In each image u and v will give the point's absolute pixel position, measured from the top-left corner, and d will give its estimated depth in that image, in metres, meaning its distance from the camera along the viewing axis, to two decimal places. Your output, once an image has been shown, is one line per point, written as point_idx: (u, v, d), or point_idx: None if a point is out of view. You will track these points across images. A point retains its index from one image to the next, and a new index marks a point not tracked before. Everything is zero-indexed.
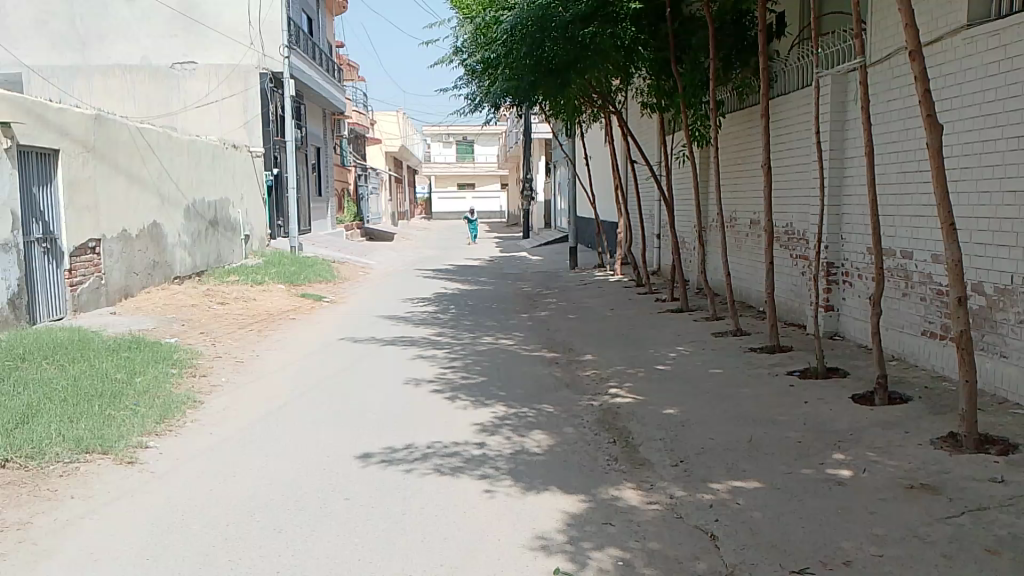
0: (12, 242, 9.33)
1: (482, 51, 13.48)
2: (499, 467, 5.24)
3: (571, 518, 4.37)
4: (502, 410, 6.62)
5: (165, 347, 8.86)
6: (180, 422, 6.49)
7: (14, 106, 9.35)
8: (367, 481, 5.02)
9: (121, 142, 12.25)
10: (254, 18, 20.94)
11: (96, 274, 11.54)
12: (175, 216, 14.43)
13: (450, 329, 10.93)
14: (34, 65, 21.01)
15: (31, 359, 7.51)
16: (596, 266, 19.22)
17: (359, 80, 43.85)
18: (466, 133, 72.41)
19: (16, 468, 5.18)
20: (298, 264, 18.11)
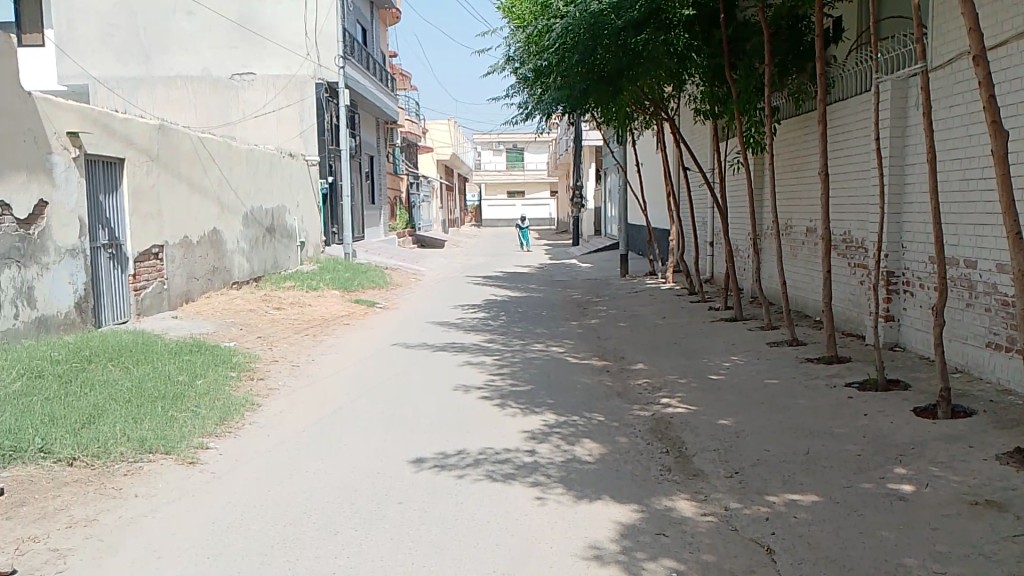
0: (79, 248, 9.67)
1: (534, 60, 13.50)
2: (551, 474, 5.24)
3: (625, 528, 4.33)
4: (552, 418, 6.61)
5: (223, 351, 9.07)
6: (240, 423, 6.65)
7: (81, 117, 9.70)
8: (419, 486, 5.06)
9: (182, 151, 12.58)
10: (310, 30, 21.45)
11: (159, 278, 11.92)
12: (235, 222, 14.80)
13: (501, 336, 10.97)
14: (100, 76, 21.58)
15: (97, 360, 7.77)
16: (648, 273, 19.08)
17: (411, 89, 44.41)
18: (516, 140, 72.59)
19: (82, 466, 5.36)
20: (352, 270, 18.39)
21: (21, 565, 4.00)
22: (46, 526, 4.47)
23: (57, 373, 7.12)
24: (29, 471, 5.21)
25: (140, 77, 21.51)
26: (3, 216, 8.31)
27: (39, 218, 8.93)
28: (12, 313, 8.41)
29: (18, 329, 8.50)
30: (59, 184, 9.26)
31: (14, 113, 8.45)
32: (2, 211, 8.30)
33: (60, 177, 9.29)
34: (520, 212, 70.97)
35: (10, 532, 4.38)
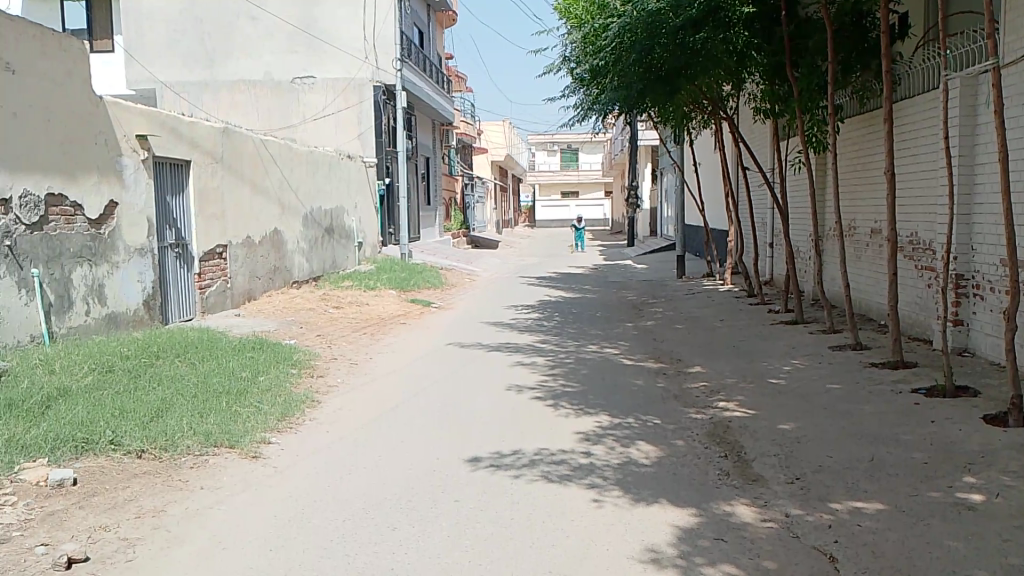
0: (148, 247, 10.00)
1: (590, 60, 13.43)
2: (607, 476, 5.21)
3: (683, 532, 4.28)
4: (607, 420, 6.56)
5: (284, 348, 9.27)
6: (300, 419, 6.78)
7: (151, 121, 10.02)
8: (475, 484, 5.10)
9: (246, 153, 12.89)
10: (369, 34, 21.83)
11: (223, 277, 12.22)
12: (295, 223, 15.10)
13: (555, 336, 10.95)
14: (166, 81, 22.18)
15: (164, 356, 8.02)
16: (705, 274, 18.83)
17: (466, 91, 44.66)
18: (571, 141, 72.38)
19: (151, 459, 5.54)
20: (408, 270, 18.59)
21: (94, 552, 4.16)
22: (117, 515, 4.63)
23: (127, 367, 7.36)
24: (101, 462, 5.41)
25: (205, 82, 22.03)
26: (76, 216, 8.62)
27: (110, 218, 9.24)
28: (84, 310, 8.73)
29: (89, 325, 8.82)
30: (129, 186, 9.58)
31: (87, 116, 8.78)
32: (75, 212, 8.62)
33: (130, 179, 9.60)
34: (574, 213, 70.82)
35: (84, 520, 4.55)
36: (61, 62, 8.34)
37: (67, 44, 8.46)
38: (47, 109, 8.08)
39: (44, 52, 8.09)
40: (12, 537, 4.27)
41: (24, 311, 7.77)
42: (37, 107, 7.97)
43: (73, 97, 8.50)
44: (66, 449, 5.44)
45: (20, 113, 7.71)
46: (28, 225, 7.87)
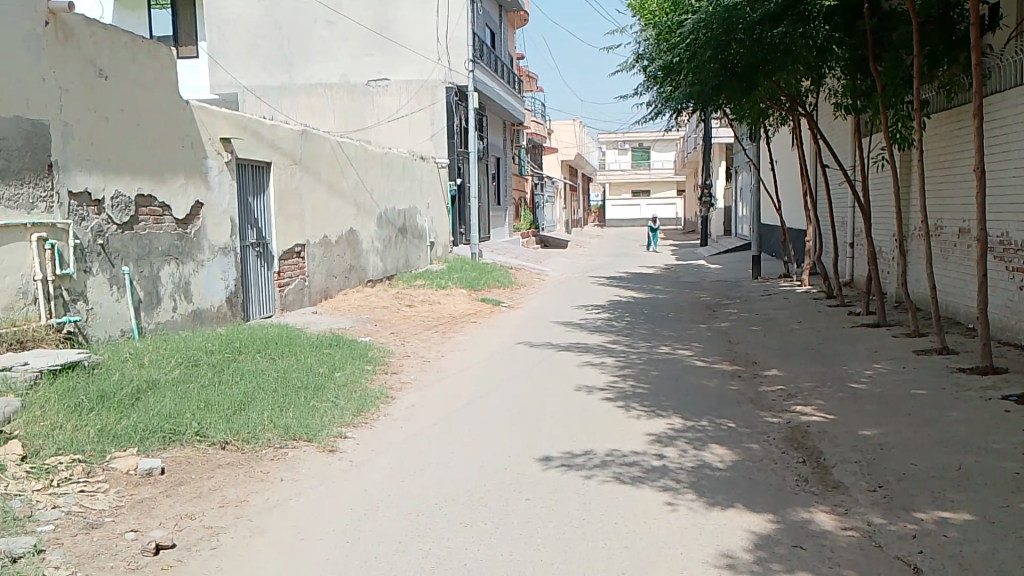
0: (230, 246, 10.34)
1: (664, 57, 13.27)
2: (681, 479, 5.15)
3: (760, 538, 4.20)
4: (680, 422, 6.48)
5: (360, 345, 9.47)
6: (375, 415, 6.91)
7: (233, 124, 10.35)
8: (547, 483, 5.10)
9: (324, 154, 13.21)
10: (442, 36, 22.08)
11: (301, 276, 12.55)
12: (369, 223, 15.37)
13: (626, 337, 10.86)
14: (248, 85, 22.83)
15: (246, 351, 8.28)
16: (781, 275, 18.39)
17: (537, 91, 44.70)
18: (642, 139, 71.62)
19: (234, 450, 5.74)
20: (479, 270, 18.74)
21: (180, 540, 4.33)
22: (201, 504, 4.81)
23: (211, 362, 7.63)
24: (187, 452, 5.63)
25: (284, 86, 22.62)
26: (163, 216, 8.97)
27: (196, 218, 9.59)
28: (171, 306, 9.09)
29: (176, 321, 9.18)
30: (213, 187, 9.93)
31: (174, 120, 9.13)
32: (163, 212, 8.97)
33: (214, 180, 9.95)
34: (645, 212, 70.12)
35: (170, 508, 4.74)
36: (149, 68, 8.70)
37: (156, 51, 8.82)
38: (136, 113, 8.44)
39: (134, 58, 8.45)
40: (104, 522, 4.48)
41: (115, 307, 8.13)
42: (127, 110, 8.32)
43: (160, 101, 8.86)
44: (154, 439, 5.68)
45: (113, 117, 8.09)
46: (119, 224, 8.23)
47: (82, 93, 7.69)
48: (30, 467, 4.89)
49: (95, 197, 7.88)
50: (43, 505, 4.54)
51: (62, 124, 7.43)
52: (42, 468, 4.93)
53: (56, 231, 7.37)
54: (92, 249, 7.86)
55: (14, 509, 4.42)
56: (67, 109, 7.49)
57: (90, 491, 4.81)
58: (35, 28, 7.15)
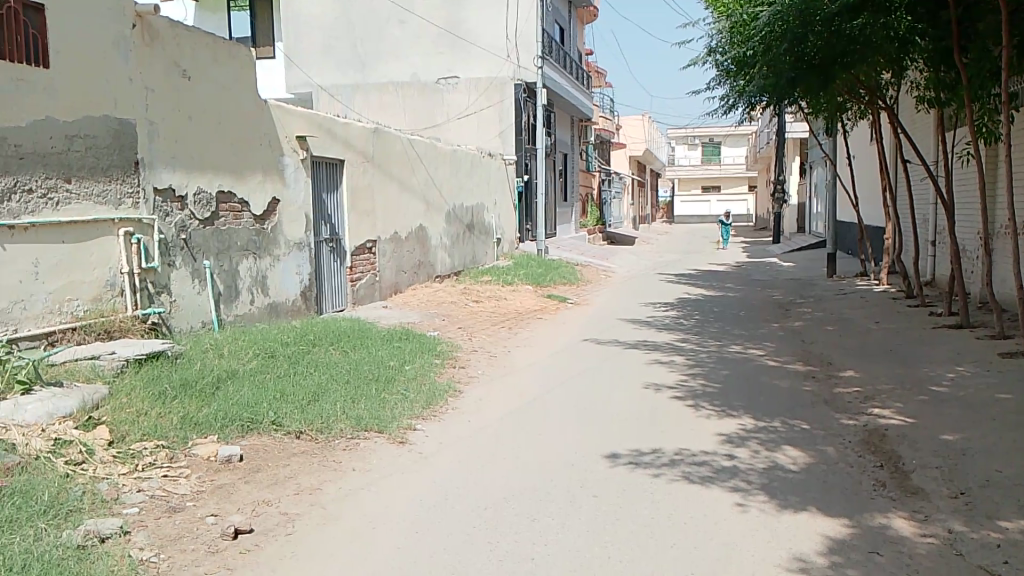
0: (305, 241, 10.61)
1: (737, 50, 13.06)
2: (752, 480, 5.06)
3: (834, 543, 4.11)
4: (750, 423, 6.37)
5: (429, 339, 9.60)
6: (444, 408, 7.00)
7: (308, 122, 10.59)
8: (615, 481, 5.09)
9: (395, 152, 13.42)
10: (511, 33, 22.25)
11: (372, 271, 12.78)
12: (438, 219, 15.54)
13: (695, 335, 10.73)
14: (322, 84, 23.26)
15: (320, 343, 8.49)
16: (857, 273, 17.86)
17: (606, 86, 44.41)
18: (713, 134, 70.38)
19: (308, 439, 5.90)
20: (545, 266, 18.75)
21: (258, 525, 4.48)
22: (277, 491, 4.97)
23: (286, 353, 7.85)
24: (264, 440, 5.82)
25: (356, 84, 22.99)
26: (242, 212, 9.27)
27: (272, 214, 9.87)
28: (249, 299, 9.40)
29: (253, 313, 9.48)
30: (290, 183, 10.20)
31: (253, 119, 9.42)
32: (242, 208, 9.27)
33: (291, 176, 10.22)
34: (715, 209, 69.04)
35: (248, 494, 4.90)
36: (230, 68, 8.98)
37: (237, 52, 9.10)
38: (217, 112, 8.73)
39: (216, 60, 8.75)
40: (186, 506, 4.66)
41: (196, 299, 8.43)
42: (209, 109, 8.61)
43: (240, 101, 9.15)
44: (233, 428, 5.88)
45: (195, 116, 8.38)
46: (201, 220, 8.53)
47: (167, 94, 7.99)
48: (116, 451, 5.13)
49: (178, 193, 8.19)
50: (129, 488, 4.75)
51: (148, 123, 7.74)
52: (128, 452, 5.16)
53: (142, 225, 7.68)
54: (176, 243, 8.17)
55: (101, 492, 4.64)
56: (152, 109, 7.80)
57: (172, 476, 5.01)
58: (124, 31, 7.47)
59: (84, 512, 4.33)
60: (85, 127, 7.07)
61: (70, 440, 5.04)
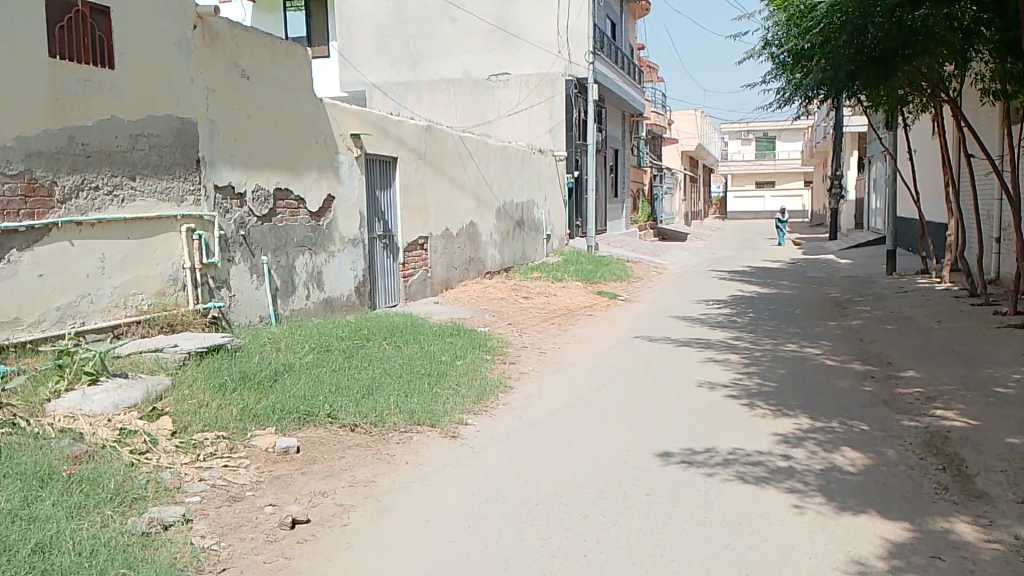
0: (359, 238, 10.77)
1: (794, 42, 12.81)
2: (808, 481, 4.98)
3: (894, 546, 4.02)
4: (807, 423, 6.27)
5: (480, 335, 9.65)
6: (495, 403, 7.05)
7: (362, 120, 10.74)
8: (668, 479, 5.06)
9: (447, 148, 13.50)
10: (562, 28, 22.23)
11: (423, 267, 12.91)
12: (489, 216, 15.62)
13: (749, 333, 10.58)
14: (375, 82, 23.52)
15: (373, 338, 8.61)
16: (918, 271, 17.37)
17: (659, 81, 43.97)
18: (767, 128, 69.16)
19: (362, 432, 6.00)
20: (595, 262, 18.68)
21: (314, 515, 4.58)
22: (333, 483, 5.06)
23: (341, 348, 7.99)
24: (320, 432, 5.94)
25: (408, 82, 23.18)
26: (299, 209, 9.45)
27: (328, 211, 10.04)
28: (305, 294, 9.58)
29: (309, 308, 9.67)
30: (344, 180, 10.35)
31: (309, 118, 9.59)
32: (298, 205, 9.45)
33: (345, 174, 10.38)
34: (769, 204, 67.88)
35: (305, 485, 5.01)
36: (287, 68, 9.15)
37: (293, 51, 9.26)
38: (274, 110, 8.91)
39: (274, 59, 8.92)
40: (246, 496, 4.78)
41: (255, 293, 8.63)
42: (267, 108, 8.80)
43: (296, 100, 9.32)
44: (290, 419, 6.01)
45: (253, 114, 8.57)
46: (259, 216, 8.72)
47: (227, 93, 8.19)
48: (179, 441, 5.29)
49: (238, 190, 8.38)
50: (191, 478, 4.89)
51: (209, 123, 7.94)
52: (190, 443, 5.32)
53: (203, 222, 7.90)
54: (235, 239, 8.36)
55: (165, 480, 4.78)
56: (213, 109, 8.01)
57: (233, 466, 5.15)
58: (186, 31, 7.66)
59: (148, 500, 4.47)
60: (148, 126, 7.29)
61: (135, 431, 5.23)
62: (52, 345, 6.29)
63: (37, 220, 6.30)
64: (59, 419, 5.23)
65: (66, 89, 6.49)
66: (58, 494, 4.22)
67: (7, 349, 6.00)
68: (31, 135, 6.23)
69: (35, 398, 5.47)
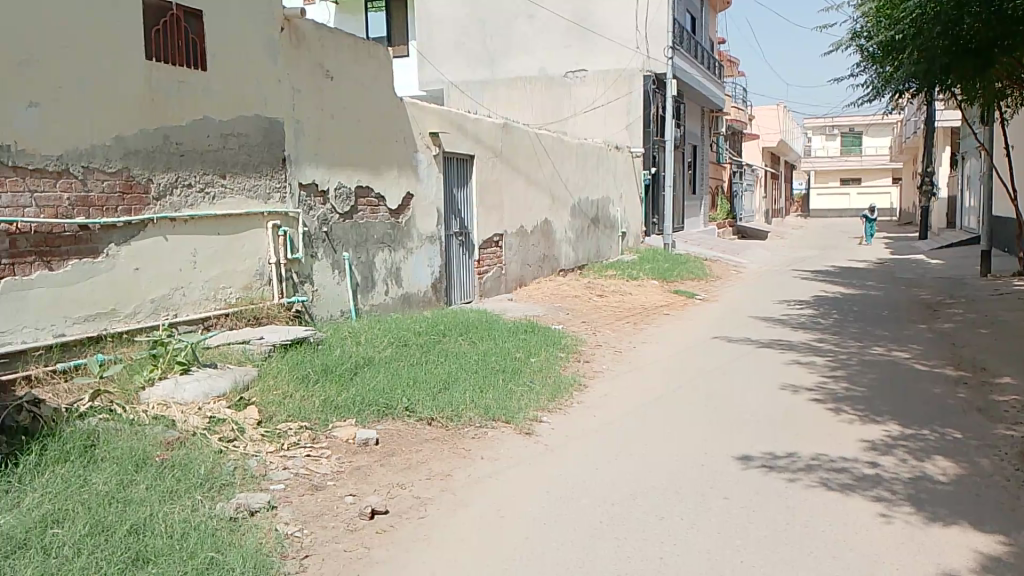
0: (436, 235, 10.91)
1: (884, 33, 12.32)
2: (896, 490, 4.81)
3: (990, 560, 3.85)
4: (896, 430, 6.04)
5: (555, 333, 9.66)
6: (569, 401, 7.04)
7: (440, 118, 10.86)
8: (748, 483, 4.97)
9: (523, 146, 13.54)
10: (641, 23, 21.88)
11: (498, 264, 13.00)
12: (564, 213, 15.62)
13: (833, 335, 10.26)
14: (453, 81, 23.80)
15: (450, 334, 8.71)
16: (1015, 272, 16.51)
17: (739, 75, 43.01)
18: (853, 123, 66.89)
19: (439, 426, 6.09)
20: (672, 261, 18.41)
21: (393, 506, 4.67)
22: (411, 475, 5.15)
23: (419, 342, 8.10)
24: (399, 425, 6.05)
25: (486, 81, 23.33)
26: (379, 206, 9.64)
27: (406, 208, 10.20)
28: (384, 290, 9.77)
29: (387, 303, 9.86)
30: (423, 178, 10.50)
31: (389, 117, 9.76)
32: (379, 203, 9.64)
33: (424, 173, 10.53)
34: (855, 202, 65.62)
35: (384, 477, 5.12)
36: (368, 67, 9.32)
37: (374, 51, 9.42)
38: (356, 109, 9.10)
39: (356, 60, 9.10)
40: (327, 484, 4.92)
41: (336, 288, 8.86)
42: (349, 107, 9.00)
43: (377, 99, 9.50)
44: (370, 412, 6.15)
45: (336, 113, 8.78)
46: (341, 213, 8.93)
47: (312, 94, 8.41)
48: (265, 431, 5.48)
49: (321, 188, 8.61)
50: (276, 466, 5.06)
51: (295, 122, 8.18)
52: (275, 432, 5.50)
53: (288, 218, 8.14)
54: (318, 236, 8.58)
55: (251, 467, 4.96)
56: (299, 109, 8.24)
57: (315, 456, 5.30)
58: (273, 34, 7.91)
59: (236, 486, 4.65)
60: (238, 126, 7.56)
61: (224, 419, 5.45)
62: (146, 336, 6.60)
63: (135, 215, 6.59)
64: (153, 406, 5.50)
65: (160, 90, 6.79)
66: (152, 479, 4.43)
67: (105, 339, 6.33)
68: (128, 135, 6.53)
69: (131, 386, 5.77)
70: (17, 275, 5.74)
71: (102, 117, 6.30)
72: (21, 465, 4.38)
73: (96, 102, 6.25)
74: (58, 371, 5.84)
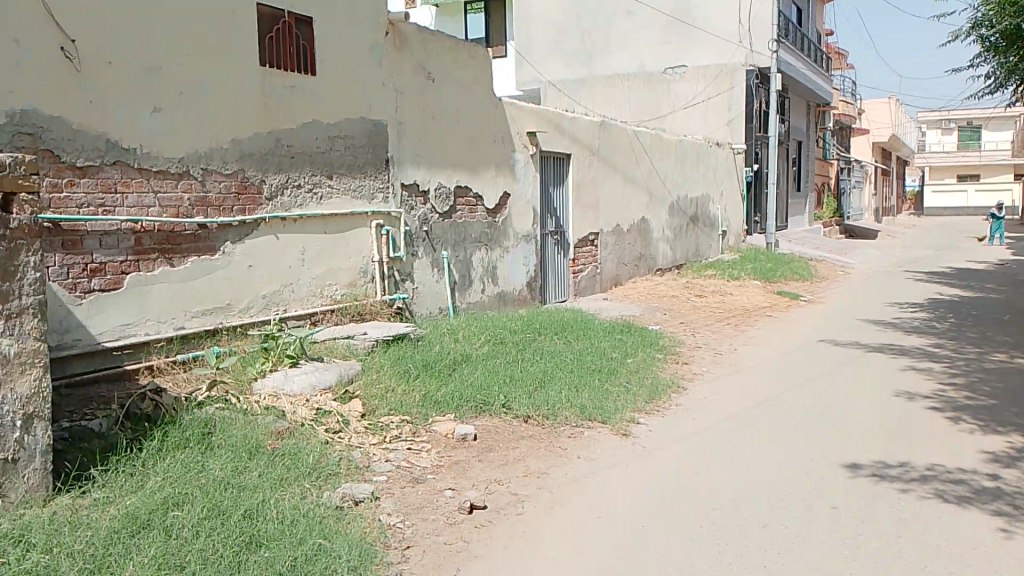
0: (532, 233, 10.96)
1: (1009, 21, 11.60)
2: (1019, 505, 4.53)
3: None
4: (1020, 441, 5.69)
5: (651, 333, 9.54)
6: (667, 403, 6.95)
7: (537, 118, 10.91)
8: (857, 492, 4.79)
9: (620, 143, 13.43)
10: (744, 17, 21.21)
11: (594, 263, 12.96)
12: (662, 211, 15.40)
13: (950, 340, 9.73)
14: (550, 79, 23.98)
15: (545, 332, 8.74)
16: None
17: (847, 68, 41.32)
18: (972, 116, 63.14)
19: (535, 424, 6.13)
20: (774, 260, 17.86)
21: (491, 502, 4.74)
22: (508, 471, 5.21)
23: (515, 340, 8.17)
24: (495, 422, 6.13)
25: (584, 78, 23.35)
26: (477, 206, 9.77)
27: (503, 208, 10.30)
28: (480, 288, 9.89)
29: (484, 301, 9.98)
30: (519, 178, 10.58)
31: (488, 117, 9.88)
32: (476, 202, 9.77)
33: (521, 172, 10.60)
34: (973, 199, 61.98)
35: (481, 472, 5.18)
36: (469, 68, 9.46)
37: (474, 51, 9.56)
38: (456, 110, 9.25)
39: (457, 61, 9.25)
40: (427, 478, 5.02)
41: (435, 286, 9.04)
42: (450, 108, 9.16)
43: (477, 100, 9.63)
44: (468, 408, 6.24)
45: (437, 115, 8.95)
46: (440, 213, 9.10)
47: (414, 96, 8.61)
48: (368, 423, 5.66)
49: (422, 188, 8.80)
50: (378, 458, 5.20)
51: (397, 124, 8.39)
52: (377, 425, 5.67)
53: (390, 218, 8.37)
54: (418, 235, 8.78)
55: (356, 459, 5.12)
56: (402, 112, 8.46)
57: (415, 449, 5.42)
58: (378, 38, 8.13)
59: (341, 476, 4.81)
60: (345, 128, 7.80)
61: (330, 411, 5.64)
62: (258, 330, 6.92)
63: (249, 215, 6.90)
64: (264, 396, 5.76)
65: (274, 95, 7.09)
66: (263, 466, 4.64)
67: (221, 332, 6.66)
68: (244, 138, 6.85)
69: (244, 376, 6.06)
70: (141, 271, 6.13)
71: (220, 121, 6.63)
72: (145, 450, 4.67)
73: (215, 107, 6.59)
74: (177, 361, 6.22)
